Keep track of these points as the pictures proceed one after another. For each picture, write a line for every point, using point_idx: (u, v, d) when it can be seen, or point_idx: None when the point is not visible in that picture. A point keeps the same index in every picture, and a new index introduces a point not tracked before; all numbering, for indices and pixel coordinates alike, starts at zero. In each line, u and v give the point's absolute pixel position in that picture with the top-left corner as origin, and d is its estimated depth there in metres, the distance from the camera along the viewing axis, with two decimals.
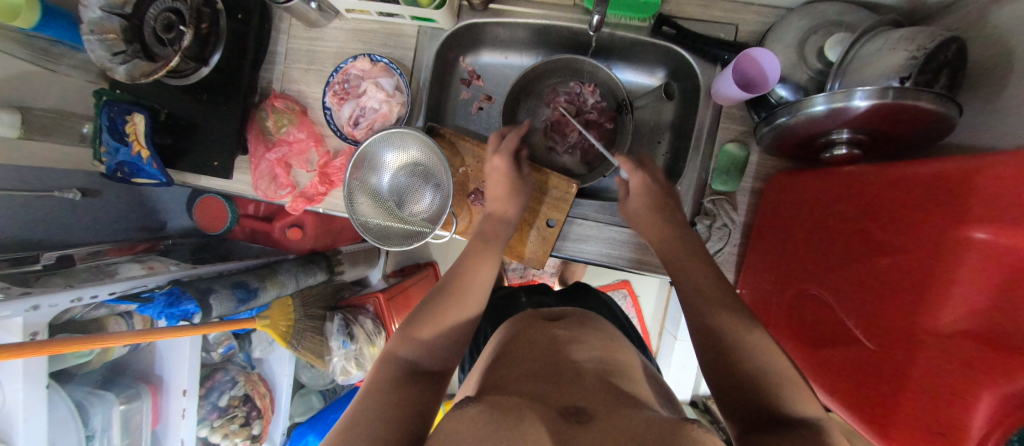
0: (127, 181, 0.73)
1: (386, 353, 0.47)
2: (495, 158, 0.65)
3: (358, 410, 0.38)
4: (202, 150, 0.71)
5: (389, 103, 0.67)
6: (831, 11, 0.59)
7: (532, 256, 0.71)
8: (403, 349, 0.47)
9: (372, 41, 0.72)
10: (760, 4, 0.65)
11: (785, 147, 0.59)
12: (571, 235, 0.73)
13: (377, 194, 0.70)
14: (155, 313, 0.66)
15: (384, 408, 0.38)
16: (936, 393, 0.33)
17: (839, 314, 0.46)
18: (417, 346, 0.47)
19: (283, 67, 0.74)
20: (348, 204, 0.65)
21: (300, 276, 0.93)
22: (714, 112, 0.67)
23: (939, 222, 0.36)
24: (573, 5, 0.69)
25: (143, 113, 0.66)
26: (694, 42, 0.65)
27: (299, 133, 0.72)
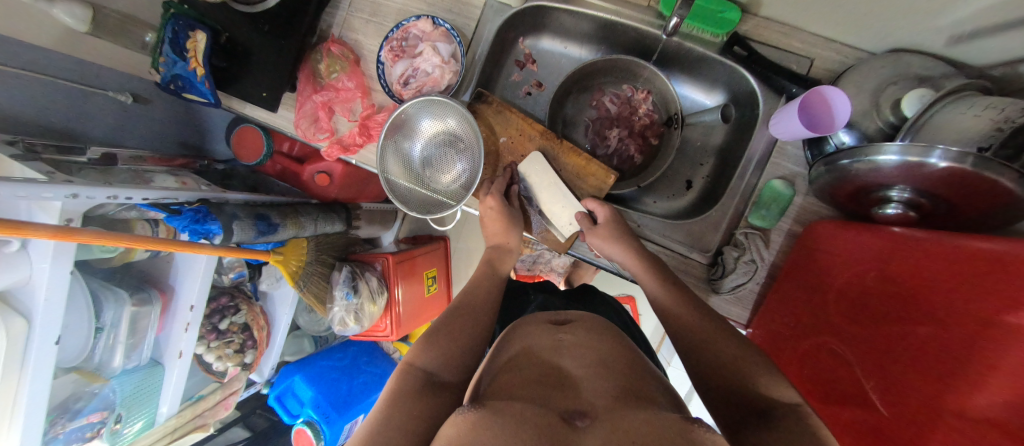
0: (178, 95, 0.75)
1: (406, 363, 0.51)
2: (489, 198, 0.68)
3: (376, 421, 0.42)
4: (254, 79, 0.72)
5: (441, 69, 0.67)
6: (917, 65, 0.56)
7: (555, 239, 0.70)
8: (423, 359, 0.51)
9: (437, 4, 0.72)
10: (842, 42, 0.62)
11: (838, 193, 0.57)
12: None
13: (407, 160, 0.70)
14: (180, 226, 0.69)
15: (404, 421, 0.41)
16: None
17: (858, 375, 0.44)
18: (435, 355, 0.52)
19: (345, 13, 0.75)
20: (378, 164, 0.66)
21: (319, 223, 0.95)
22: (768, 144, 0.65)
23: (988, 302, 0.35)
24: (648, 7, 0.66)
25: (206, 32, 0.67)
26: (763, 68, 0.62)
27: (348, 81, 0.73)
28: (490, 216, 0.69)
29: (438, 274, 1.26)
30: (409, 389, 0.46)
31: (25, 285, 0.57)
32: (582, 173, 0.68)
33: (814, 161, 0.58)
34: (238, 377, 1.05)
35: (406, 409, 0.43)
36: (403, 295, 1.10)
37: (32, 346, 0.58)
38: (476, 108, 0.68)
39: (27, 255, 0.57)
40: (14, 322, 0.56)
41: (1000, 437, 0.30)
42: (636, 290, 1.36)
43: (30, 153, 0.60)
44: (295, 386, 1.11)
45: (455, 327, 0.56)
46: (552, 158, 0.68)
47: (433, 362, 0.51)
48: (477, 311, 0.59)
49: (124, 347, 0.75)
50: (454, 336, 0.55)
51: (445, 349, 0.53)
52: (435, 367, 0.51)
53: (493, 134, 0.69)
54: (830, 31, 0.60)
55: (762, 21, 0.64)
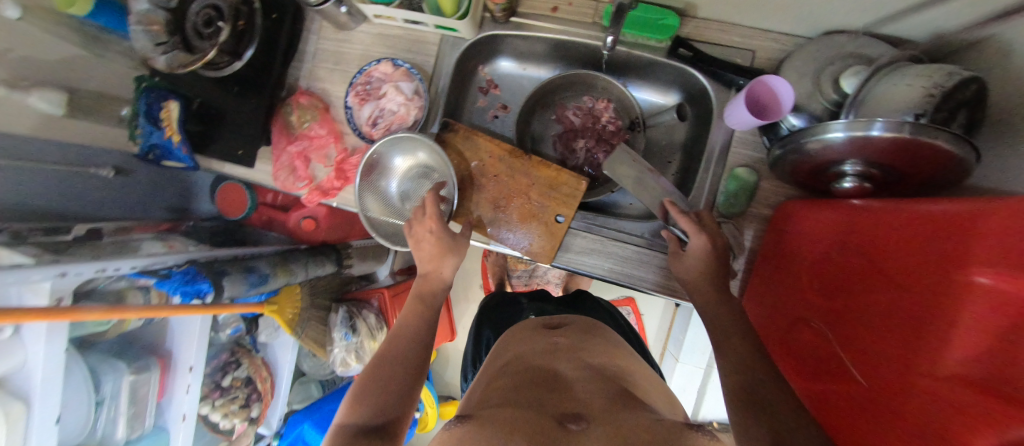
0: (157, 163, 0.77)
1: (338, 424, 0.49)
2: (427, 222, 0.64)
3: None
4: (229, 139, 0.75)
5: (406, 106, 0.70)
6: (850, 44, 0.59)
7: (541, 250, 0.70)
8: (355, 415, 0.49)
9: (396, 46, 0.75)
10: (779, 32, 0.65)
11: (798, 173, 0.59)
12: (574, 247, 0.73)
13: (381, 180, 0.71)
14: (171, 289, 0.70)
15: None
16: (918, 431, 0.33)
17: (834, 347, 0.45)
18: (369, 405, 0.50)
19: (310, 66, 0.78)
20: (358, 201, 0.69)
21: (310, 266, 0.96)
22: (727, 136, 0.67)
23: (940, 262, 0.36)
24: (592, 22, 0.70)
25: (178, 100, 0.71)
26: (709, 65, 0.65)
27: (320, 129, 0.75)
28: (425, 245, 0.65)
29: None
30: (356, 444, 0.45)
31: (21, 369, 0.58)
32: (554, 183, 0.69)
33: (771, 146, 0.60)
34: (245, 433, 1.04)
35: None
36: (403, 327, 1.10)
37: (32, 429, 0.58)
38: (444, 137, 0.71)
39: (21, 339, 0.57)
40: (13, 406, 0.56)
41: (968, 392, 0.31)
42: (634, 291, 1.37)
43: (17, 239, 0.62)
44: (305, 435, 1.10)
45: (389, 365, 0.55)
46: (523, 175, 0.70)
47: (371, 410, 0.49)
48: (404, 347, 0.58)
49: (126, 417, 0.75)
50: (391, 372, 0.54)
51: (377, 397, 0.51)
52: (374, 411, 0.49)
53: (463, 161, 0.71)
54: (765, 23, 0.64)
55: (702, 22, 0.67)
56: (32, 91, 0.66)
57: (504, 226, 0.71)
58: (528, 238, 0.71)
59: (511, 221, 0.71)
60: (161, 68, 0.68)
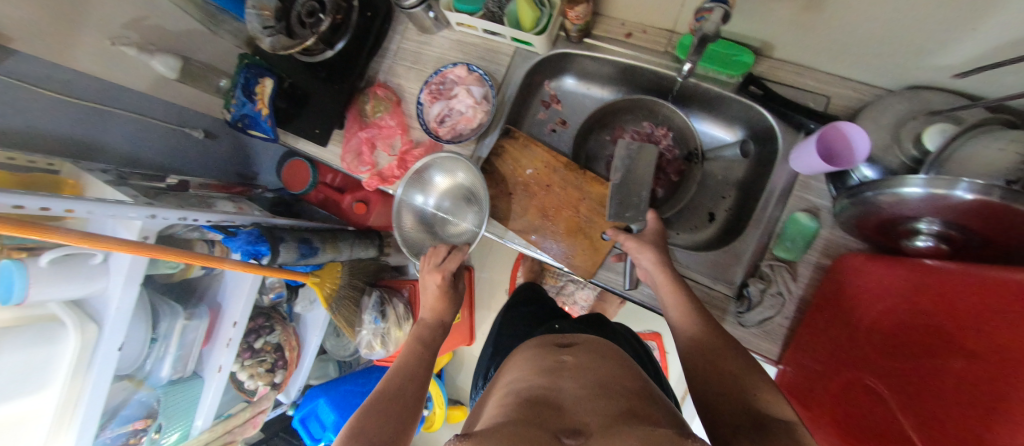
0: (243, 131, 0.85)
1: None
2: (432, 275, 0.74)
3: None
4: (309, 118, 0.81)
5: (474, 109, 0.73)
6: (937, 100, 0.57)
7: (582, 264, 0.71)
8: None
9: (472, 53, 0.80)
10: (858, 81, 0.64)
11: (866, 225, 0.57)
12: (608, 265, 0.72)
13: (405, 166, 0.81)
14: (236, 246, 0.76)
15: None
16: None
17: (894, 410, 0.42)
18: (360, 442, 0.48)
19: (391, 62, 0.85)
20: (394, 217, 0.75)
21: (354, 247, 1.00)
22: (790, 178, 0.66)
23: (1014, 331, 0.34)
24: (663, 51, 0.72)
25: (273, 79, 0.78)
26: (780, 106, 0.65)
27: (390, 120, 0.81)
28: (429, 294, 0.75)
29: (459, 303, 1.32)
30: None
31: (101, 295, 0.64)
32: (604, 198, 0.71)
33: (839, 193, 0.59)
34: (267, 397, 1.08)
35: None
36: None
37: (98, 352, 0.64)
38: (503, 141, 0.75)
39: (107, 267, 0.64)
40: (88, 326, 0.62)
41: None
42: (662, 326, 1.33)
43: (120, 180, 0.70)
44: (319, 410, 1.13)
45: (389, 398, 0.56)
46: (578, 190, 0.72)
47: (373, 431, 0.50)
48: (404, 395, 0.58)
49: (172, 358, 0.81)
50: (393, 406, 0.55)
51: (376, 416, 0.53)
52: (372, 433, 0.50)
53: (519, 166, 0.74)
54: (845, 70, 0.63)
55: (777, 63, 0.67)
56: (156, 55, 0.75)
57: (548, 236, 0.73)
58: (570, 250, 0.72)
59: (557, 233, 0.72)
60: (265, 48, 0.76)
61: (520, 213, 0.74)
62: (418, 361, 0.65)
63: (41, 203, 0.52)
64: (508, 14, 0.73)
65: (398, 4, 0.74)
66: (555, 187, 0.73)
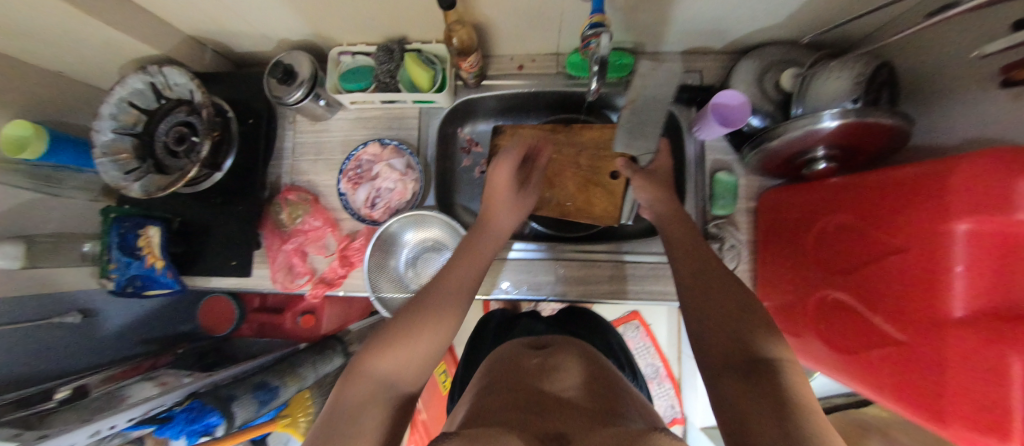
0: (137, 295, 0.71)
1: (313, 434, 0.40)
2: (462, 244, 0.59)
3: None
4: (218, 251, 0.70)
5: (402, 181, 0.70)
6: (778, 52, 0.69)
7: (602, 211, 0.74)
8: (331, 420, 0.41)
9: (377, 126, 0.77)
10: (716, 52, 0.75)
11: (769, 166, 0.66)
12: (532, 275, 0.74)
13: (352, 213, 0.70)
14: (174, 433, 0.63)
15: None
16: (971, 366, 0.37)
17: (861, 313, 0.49)
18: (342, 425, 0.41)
19: (292, 160, 0.78)
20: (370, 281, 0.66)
21: (317, 364, 0.88)
22: (699, 145, 0.74)
23: (922, 221, 0.42)
24: (557, 73, 0.77)
25: (159, 224, 0.67)
26: (668, 91, 0.73)
27: (314, 221, 0.74)
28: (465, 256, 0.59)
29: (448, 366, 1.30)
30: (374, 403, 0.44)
31: None
32: (599, 142, 0.74)
33: (743, 146, 0.68)
34: None
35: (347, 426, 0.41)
36: None
37: None
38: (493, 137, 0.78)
39: None
40: None
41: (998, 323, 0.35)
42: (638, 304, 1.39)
43: None
44: None
45: (429, 319, 0.51)
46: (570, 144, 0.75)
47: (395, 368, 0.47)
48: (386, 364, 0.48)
49: None
50: (421, 333, 0.50)
51: (391, 356, 0.48)
52: (393, 371, 0.47)
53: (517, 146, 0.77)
54: (705, 47, 0.73)
55: (650, 56, 0.76)
56: None
57: (565, 200, 0.75)
58: (586, 203, 0.75)
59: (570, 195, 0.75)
60: (135, 195, 0.65)
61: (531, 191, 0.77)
62: (460, 284, 0.56)
63: None
64: (402, 80, 0.72)
65: (283, 103, 0.69)
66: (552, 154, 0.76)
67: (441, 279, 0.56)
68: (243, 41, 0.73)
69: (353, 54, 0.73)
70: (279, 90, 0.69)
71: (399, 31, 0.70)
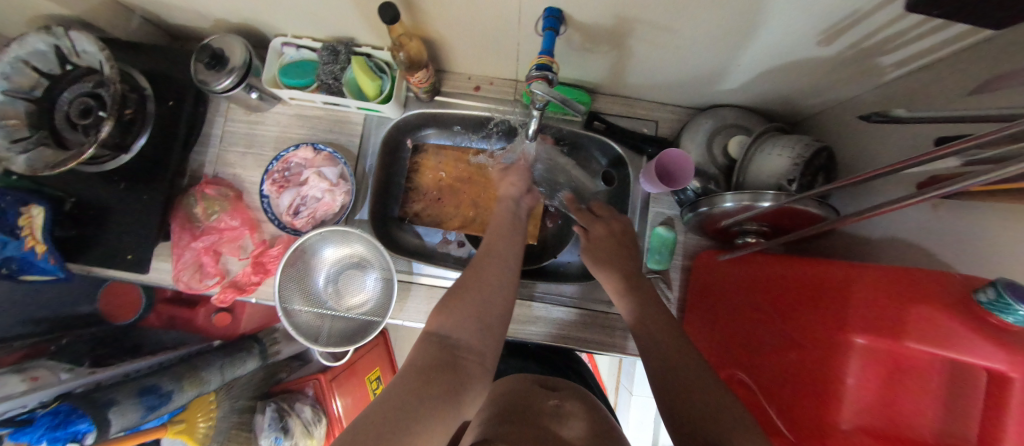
0: (13, 277, 0.63)
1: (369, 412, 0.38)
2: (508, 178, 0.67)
3: None
4: (114, 241, 0.64)
5: (332, 193, 0.66)
6: (730, 116, 0.68)
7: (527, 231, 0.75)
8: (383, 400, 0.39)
9: (317, 127, 0.73)
10: (675, 105, 0.75)
11: (707, 229, 0.66)
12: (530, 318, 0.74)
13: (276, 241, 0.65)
14: (31, 439, 0.55)
15: None
16: None
17: (759, 399, 0.48)
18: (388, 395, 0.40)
19: (218, 149, 0.72)
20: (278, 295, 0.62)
21: (227, 368, 0.83)
22: (645, 195, 0.73)
23: (823, 324, 0.41)
24: (513, 100, 0.74)
25: (45, 204, 0.60)
26: (619, 135, 0.72)
27: (232, 220, 0.68)
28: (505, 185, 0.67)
29: (381, 373, 1.21)
30: (432, 363, 0.44)
31: None
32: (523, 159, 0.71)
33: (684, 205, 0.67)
34: None
35: (409, 392, 0.40)
36: (343, 406, 1.02)
37: None
38: (418, 159, 0.77)
39: None
40: None
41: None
42: None
43: None
44: None
45: (476, 282, 0.54)
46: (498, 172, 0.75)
47: (452, 327, 0.49)
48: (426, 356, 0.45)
49: None
50: (472, 297, 0.52)
51: (466, 316, 0.50)
52: (449, 330, 0.49)
53: (436, 169, 0.76)
54: (664, 98, 0.73)
55: (610, 97, 0.75)
56: None
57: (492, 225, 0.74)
58: None
59: None
60: (20, 168, 0.58)
61: (455, 214, 0.75)
62: (501, 261, 0.57)
63: None
64: (346, 83, 0.67)
65: (210, 90, 0.63)
66: (478, 179, 0.76)
67: (481, 258, 0.57)
68: (176, 14, 0.67)
69: (298, 47, 0.68)
70: (205, 75, 0.63)
71: (348, 32, 0.66)
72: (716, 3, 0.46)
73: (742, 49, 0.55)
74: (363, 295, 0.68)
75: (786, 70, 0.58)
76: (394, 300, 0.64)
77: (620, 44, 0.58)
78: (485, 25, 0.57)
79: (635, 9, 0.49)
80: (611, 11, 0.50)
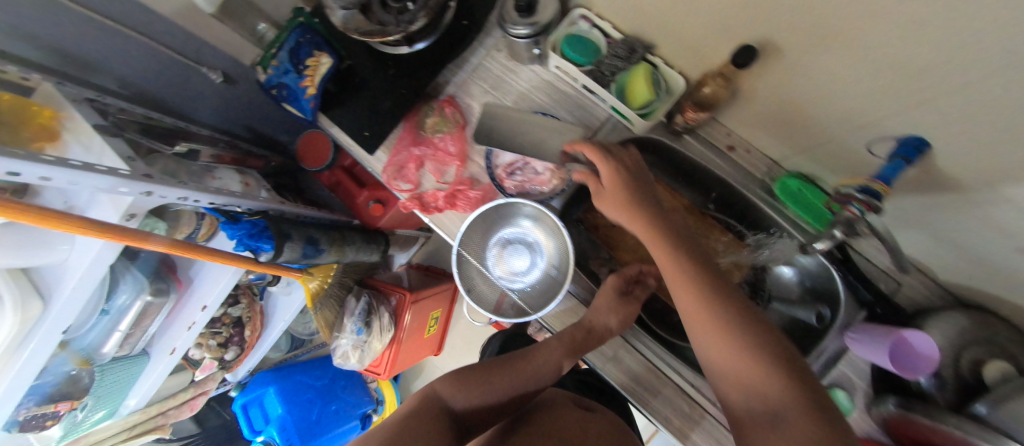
0: (274, 100, 0.72)
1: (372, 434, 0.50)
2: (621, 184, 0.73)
3: None
4: (356, 114, 0.70)
5: (551, 173, 0.67)
6: (1005, 333, 0.56)
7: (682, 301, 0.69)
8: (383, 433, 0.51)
9: (561, 103, 0.72)
10: (931, 277, 0.64)
11: (900, 430, 0.56)
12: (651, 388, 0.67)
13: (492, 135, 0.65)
14: (233, 235, 0.66)
15: None
16: None
17: None
18: (391, 429, 0.52)
19: (466, 76, 0.74)
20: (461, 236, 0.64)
21: (358, 251, 0.92)
22: (838, 348, 0.65)
23: None
24: (759, 179, 0.68)
25: (333, 58, 0.66)
26: (854, 278, 0.62)
27: (450, 145, 0.72)
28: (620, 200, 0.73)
29: (441, 315, 1.25)
30: (434, 419, 0.56)
31: (58, 265, 0.53)
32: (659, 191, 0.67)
33: (898, 398, 0.57)
34: (212, 377, 1.01)
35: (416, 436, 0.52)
36: (411, 322, 1.03)
37: (38, 331, 0.53)
38: None
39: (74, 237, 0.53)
40: (31, 302, 0.52)
41: None
42: None
43: (115, 129, 0.56)
44: (265, 398, 1.11)
45: (508, 374, 0.65)
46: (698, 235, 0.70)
47: (463, 403, 0.61)
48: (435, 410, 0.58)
49: (120, 336, 0.69)
50: (494, 379, 0.64)
51: (479, 390, 0.62)
52: (461, 401, 0.61)
53: None
54: (927, 267, 0.62)
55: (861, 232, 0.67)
56: None
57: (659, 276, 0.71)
58: None
59: None
60: (334, 21, 0.65)
61: (631, 246, 0.74)
62: (536, 370, 0.65)
63: (8, 168, 0.38)
64: (617, 81, 0.66)
65: (504, 29, 0.64)
66: None
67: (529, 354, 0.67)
68: None
69: (593, 26, 0.67)
70: (508, 14, 0.64)
71: (653, 38, 0.63)
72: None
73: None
74: (522, 278, 0.69)
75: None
76: (554, 302, 0.64)
77: (952, 202, 0.49)
78: (816, 104, 0.51)
79: None
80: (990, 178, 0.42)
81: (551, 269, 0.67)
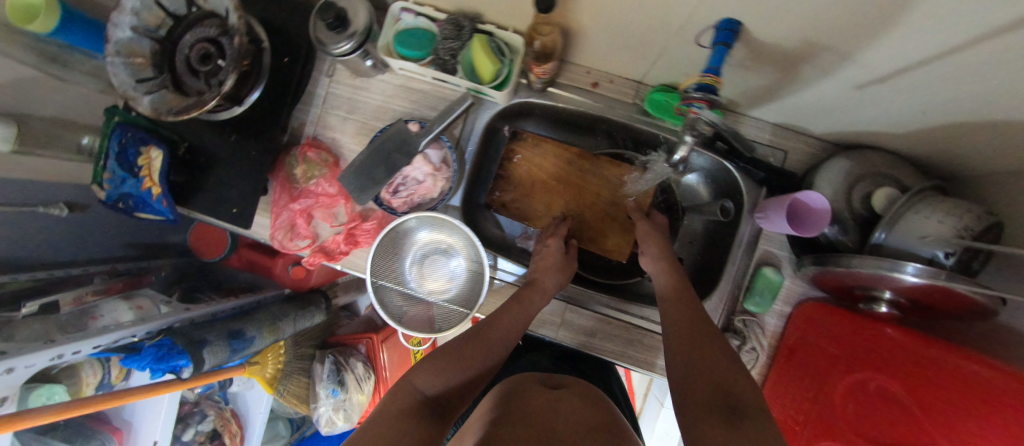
0: (127, 212, 0.66)
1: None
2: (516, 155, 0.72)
3: None
4: (219, 193, 0.65)
5: (433, 177, 0.65)
6: (880, 163, 0.59)
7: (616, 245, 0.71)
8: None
9: (422, 102, 0.70)
10: (810, 135, 0.67)
11: (824, 283, 0.60)
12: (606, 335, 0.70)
13: (390, 156, 0.61)
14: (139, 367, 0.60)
15: None
16: None
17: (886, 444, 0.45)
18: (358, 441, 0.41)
19: (320, 110, 0.70)
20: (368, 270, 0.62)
21: (298, 319, 0.88)
22: (754, 230, 0.68)
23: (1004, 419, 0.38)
24: (632, 104, 0.68)
25: (162, 148, 0.61)
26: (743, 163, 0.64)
27: (330, 187, 0.68)
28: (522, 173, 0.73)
29: None
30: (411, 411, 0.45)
31: None
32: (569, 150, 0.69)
33: (811, 256, 0.60)
34: None
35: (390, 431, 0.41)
36: (388, 358, 1.03)
37: None
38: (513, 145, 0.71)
39: None
40: None
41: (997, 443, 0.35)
42: None
43: None
44: None
45: (474, 346, 0.57)
46: (596, 176, 0.71)
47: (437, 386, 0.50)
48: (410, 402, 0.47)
49: None
50: (466, 357, 0.55)
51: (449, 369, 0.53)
52: (435, 383, 0.51)
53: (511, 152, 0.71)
54: (801, 128, 0.66)
55: (740, 117, 0.70)
56: None
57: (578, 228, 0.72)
58: (601, 235, 0.72)
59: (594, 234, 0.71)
60: (144, 110, 0.58)
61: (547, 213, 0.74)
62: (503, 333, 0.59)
63: None
64: (462, 62, 0.63)
65: (325, 51, 0.60)
66: (575, 182, 0.73)
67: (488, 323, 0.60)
68: None
69: (417, 15, 0.64)
70: (323, 34, 0.60)
71: (477, 7, 0.61)
72: (941, 59, 0.39)
73: (934, 110, 0.47)
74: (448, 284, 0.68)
75: (960, 133, 0.49)
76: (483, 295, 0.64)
77: (787, 64, 0.51)
78: (640, 21, 0.50)
79: (832, 39, 0.42)
80: (801, 34, 0.43)
81: (471, 263, 0.66)
